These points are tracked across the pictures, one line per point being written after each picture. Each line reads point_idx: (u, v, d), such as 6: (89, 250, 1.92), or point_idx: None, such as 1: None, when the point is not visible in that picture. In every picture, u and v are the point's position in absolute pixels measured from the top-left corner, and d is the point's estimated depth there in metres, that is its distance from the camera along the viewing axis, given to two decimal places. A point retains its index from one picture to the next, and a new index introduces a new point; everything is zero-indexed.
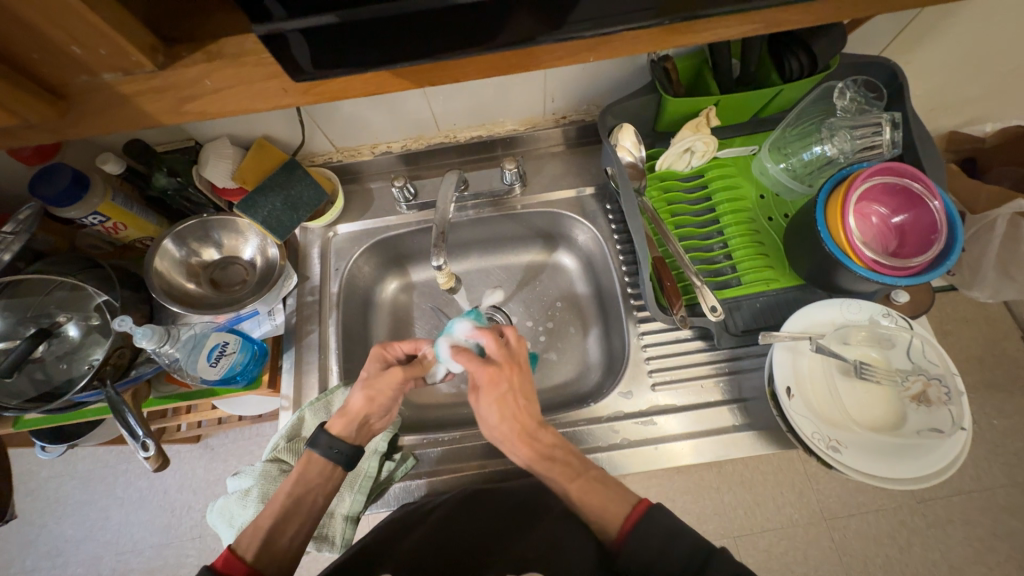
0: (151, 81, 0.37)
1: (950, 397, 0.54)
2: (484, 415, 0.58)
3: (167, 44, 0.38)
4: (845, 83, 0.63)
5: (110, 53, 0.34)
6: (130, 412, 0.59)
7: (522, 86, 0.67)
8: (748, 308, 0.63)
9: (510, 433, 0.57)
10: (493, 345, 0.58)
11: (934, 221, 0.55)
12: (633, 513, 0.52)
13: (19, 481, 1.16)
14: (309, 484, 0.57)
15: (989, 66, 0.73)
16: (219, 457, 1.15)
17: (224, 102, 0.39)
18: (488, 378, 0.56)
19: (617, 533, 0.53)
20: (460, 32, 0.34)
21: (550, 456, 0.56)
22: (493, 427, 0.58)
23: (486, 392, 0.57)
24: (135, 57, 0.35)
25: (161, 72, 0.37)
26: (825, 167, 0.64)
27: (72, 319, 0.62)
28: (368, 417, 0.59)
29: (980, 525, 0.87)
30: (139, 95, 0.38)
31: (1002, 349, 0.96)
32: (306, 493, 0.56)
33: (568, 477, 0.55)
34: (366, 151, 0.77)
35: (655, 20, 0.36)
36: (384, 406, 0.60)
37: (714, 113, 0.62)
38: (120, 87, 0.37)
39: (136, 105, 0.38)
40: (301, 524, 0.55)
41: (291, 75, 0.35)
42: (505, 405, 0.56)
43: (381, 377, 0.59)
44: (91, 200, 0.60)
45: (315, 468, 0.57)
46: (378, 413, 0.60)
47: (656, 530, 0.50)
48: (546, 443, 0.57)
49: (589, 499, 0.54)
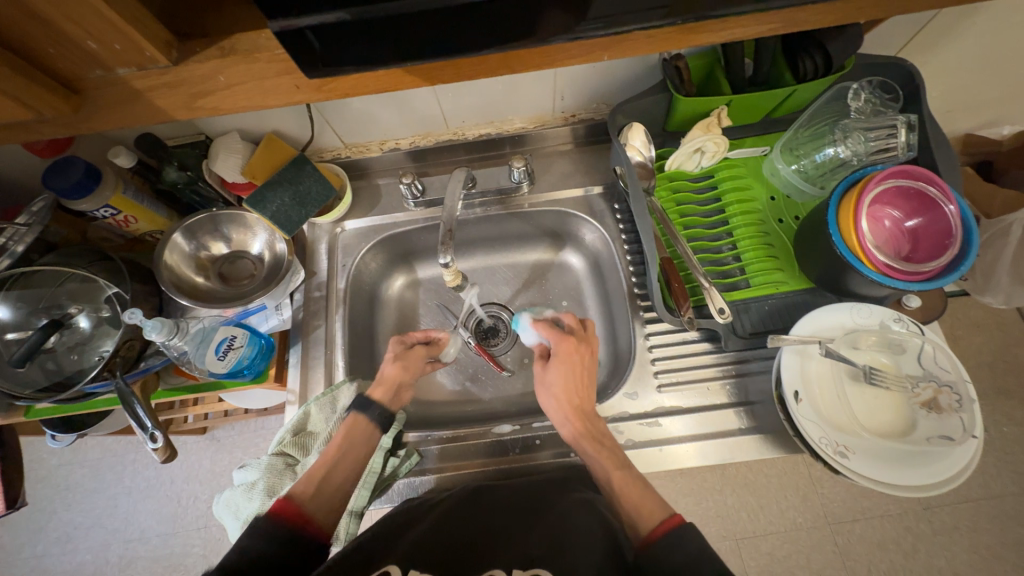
0: (162, 76, 0.37)
1: (961, 405, 0.53)
2: (549, 381, 0.63)
3: (180, 39, 0.38)
4: (859, 83, 0.62)
5: (123, 48, 0.35)
6: (138, 403, 0.59)
7: (532, 83, 0.67)
8: (757, 311, 0.62)
9: (569, 401, 0.61)
10: (569, 322, 0.67)
11: (949, 226, 0.54)
12: (665, 522, 0.49)
13: (30, 468, 1.18)
14: (352, 446, 0.59)
15: (1008, 68, 0.72)
16: (225, 449, 1.17)
17: (235, 98, 0.39)
18: (565, 348, 0.63)
19: (644, 535, 0.50)
20: (474, 29, 0.34)
21: (600, 439, 0.58)
22: (551, 396, 0.62)
23: (558, 360, 0.63)
24: (148, 53, 0.35)
25: (174, 67, 0.37)
26: (838, 169, 0.63)
27: (83, 310, 0.62)
28: (400, 384, 0.64)
29: (986, 533, 0.86)
30: (152, 91, 0.38)
31: (1013, 356, 0.95)
32: (349, 451, 0.58)
33: (614, 465, 0.55)
34: (375, 147, 0.78)
35: (669, 20, 0.35)
36: (413, 376, 0.65)
37: (726, 114, 0.62)
38: (133, 82, 0.37)
39: (148, 100, 0.38)
40: (347, 478, 0.56)
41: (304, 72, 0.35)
42: (576, 373, 0.62)
43: (411, 354, 0.66)
44: (103, 193, 0.60)
45: (359, 430, 0.59)
46: (408, 383, 0.65)
47: (684, 544, 0.46)
48: (595, 424, 0.60)
49: (627, 493, 0.53)
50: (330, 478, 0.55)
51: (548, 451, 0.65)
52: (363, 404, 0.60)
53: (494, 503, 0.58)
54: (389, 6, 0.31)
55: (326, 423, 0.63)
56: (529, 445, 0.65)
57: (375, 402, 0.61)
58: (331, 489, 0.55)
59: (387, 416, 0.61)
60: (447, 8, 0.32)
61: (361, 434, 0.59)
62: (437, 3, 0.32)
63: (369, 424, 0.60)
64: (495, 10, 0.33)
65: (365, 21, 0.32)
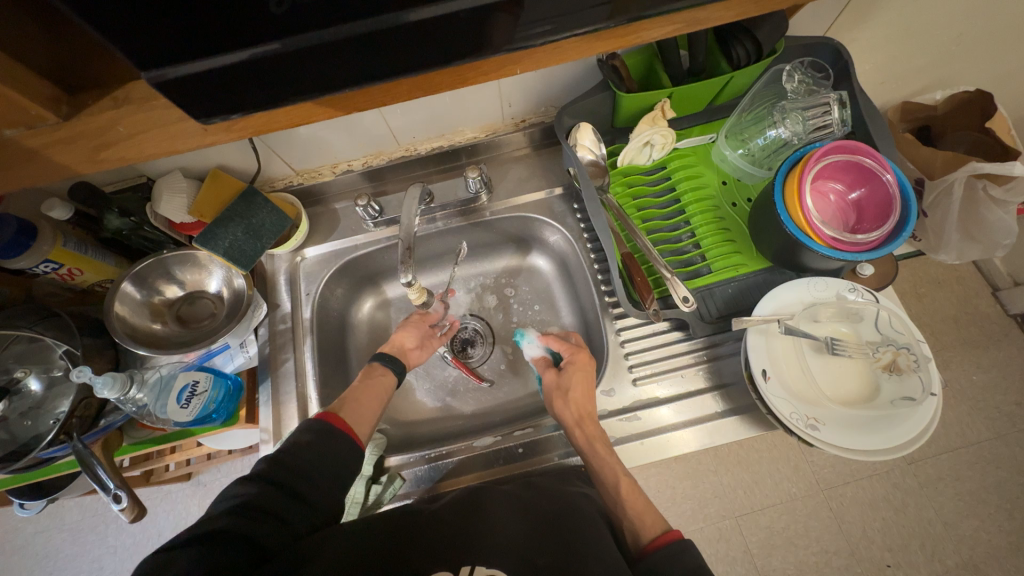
0: (58, 132, 0.36)
1: (919, 364, 0.55)
2: (566, 385, 0.63)
3: (73, 92, 0.37)
4: (792, 65, 0.64)
5: (6, 108, 0.33)
6: (99, 464, 0.56)
7: (478, 94, 0.67)
8: (721, 295, 0.64)
9: (586, 408, 0.61)
10: (577, 339, 0.71)
11: (889, 194, 0.56)
12: (665, 536, 0.51)
13: (6, 539, 1.12)
14: (373, 378, 0.65)
15: (932, 38, 0.75)
16: (213, 493, 1.13)
17: (143, 145, 0.38)
18: (582, 358, 0.66)
19: (646, 543, 0.51)
20: (400, 52, 0.33)
21: (610, 447, 0.59)
22: (567, 401, 0.62)
23: (576, 367, 0.64)
24: (34, 111, 0.34)
25: (67, 122, 0.36)
26: (781, 150, 0.64)
27: (32, 372, 0.60)
28: (404, 345, 0.71)
29: (969, 480, 0.89)
30: (49, 147, 0.37)
31: (973, 307, 0.99)
32: (374, 383, 0.65)
33: (621, 473, 0.57)
34: (327, 171, 0.76)
35: (593, 27, 0.35)
36: (418, 338, 0.73)
37: (668, 106, 0.63)
38: (24, 142, 0.35)
39: (48, 157, 0.37)
40: (375, 398, 0.63)
41: (199, 119, 0.35)
42: (593, 383, 0.64)
43: (411, 320, 0.74)
44: (41, 248, 0.58)
45: (378, 374, 0.66)
46: (412, 343, 0.72)
47: (684, 556, 0.47)
48: (602, 430, 0.61)
49: (631, 501, 0.55)
50: (356, 406, 0.60)
51: (534, 459, 0.64)
52: (382, 356, 0.68)
53: (497, 498, 0.53)
54: (328, 33, 0.30)
55: None
56: (512, 454, 0.65)
57: (385, 353, 0.68)
58: (359, 416, 0.60)
59: (402, 368, 0.68)
60: (383, 32, 0.31)
61: (379, 377, 0.66)
62: (368, 27, 0.31)
63: (386, 370, 0.67)
64: (433, 33, 0.32)
65: (297, 51, 0.31)
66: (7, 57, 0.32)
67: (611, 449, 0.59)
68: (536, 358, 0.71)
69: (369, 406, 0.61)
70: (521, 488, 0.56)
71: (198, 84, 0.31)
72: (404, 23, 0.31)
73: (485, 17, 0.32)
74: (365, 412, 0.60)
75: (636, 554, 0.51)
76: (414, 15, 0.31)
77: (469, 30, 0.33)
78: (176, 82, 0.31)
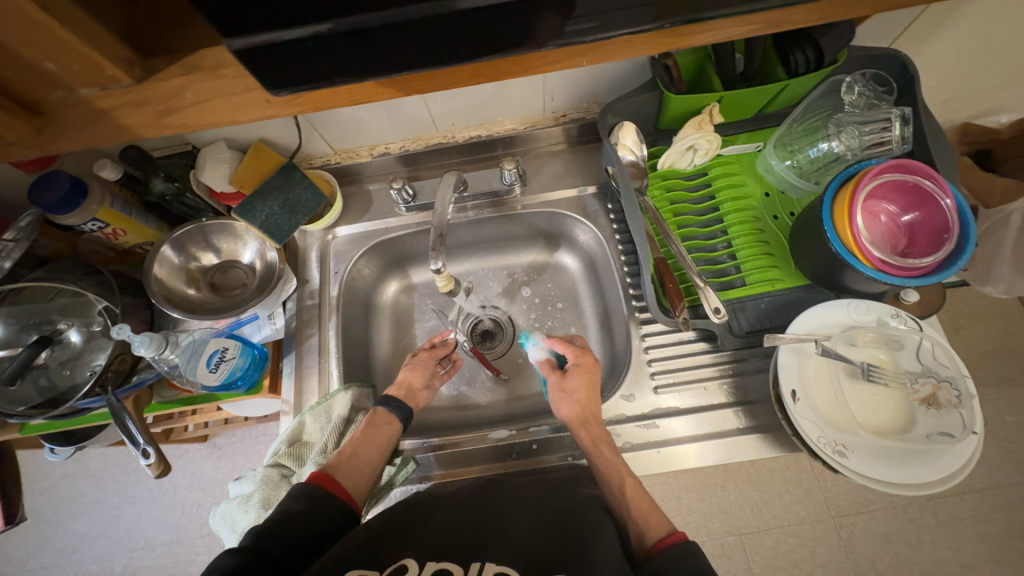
0: (127, 94, 0.37)
1: (960, 401, 0.52)
2: (569, 388, 0.63)
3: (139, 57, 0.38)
4: (853, 77, 0.60)
5: (83, 68, 0.35)
6: (130, 419, 0.59)
7: (521, 85, 0.66)
8: (753, 309, 0.62)
9: (591, 410, 0.61)
10: (583, 341, 0.70)
11: (946, 220, 0.53)
12: (670, 537, 0.50)
13: (33, 480, 1.18)
14: (375, 425, 0.62)
15: (1005, 57, 0.71)
16: (226, 456, 1.16)
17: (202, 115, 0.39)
18: (587, 362, 0.65)
19: (651, 543, 0.51)
20: (457, 39, 0.33)
21: (614, 447, 0.59)
22: (571, 403, 0.62)
23: (581, 369, 0.64)
24: (110, 72, 0.35)
25: (139, 86, 0.37)
26: (832, 164, 0.62)
27: (74, 325, 0.62)
28: (412, 385, 0.68)
29: (992, 524, 0.85)
30: (117, 110, 0.38)
31: (1016, 344, 0.94)
32: (374, 433, 0.61)
33: (623, 474, 0.56)
34: (365, 152, 0.77)
35: (656, 25, 0.34)
36: (425, 378, 0.70)
37: (717, 110, 0.61)
38: (98, 102, 0.37)
39: (114, 120, 0.38)
40: (373, 455, 0.59)
41: (266, 91, 0.35)
42: (596, 387, 0.63)
43: (419, 357, 0.72)
44: (90, 207, 0.60)
45: (381, 422, 0.62)
46: (420, 383, 0.69)
47: (687, 558, 0.46)
48: (608, 432, 0.61)
49: (637, 502, 0.54)
50: (353, 464, 0.58)
51: (547, 458, 0.64)
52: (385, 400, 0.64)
53: (509, 497, 0.53)
54: (390, 14, 0.30)
55: (321, 432, 0.63)
56: (525, 449, 0.65)
57: (392, 397, 0.65)
58: (356, 475, 0.57)
59: (408, 414, 0.64)
60: (441, 17, 0.31)
61: (383, 427, 0.63)
62: (429, 11, 0.30)
63: (390, 417, 0.63)
64: (491, 21, 0.32)
65: (357, 31, 0.31)
66: (87, 18, 0.33)
67: (617, 452, 0.59)
68: (539, 361, 0.69)
69: (368, 459, 0.59)
70: (531, 484, 0.56)
71: (259, 59, 0.31)
72: (457, 10, 0.30)
73: (536, 14, 0.32)
74: (363, 468, 0.58)
75: (640, 555, 0.51)
76: (476, 2, 0.30)
77: (516, 25, 0.32)
78: (237, 55, 0.31)
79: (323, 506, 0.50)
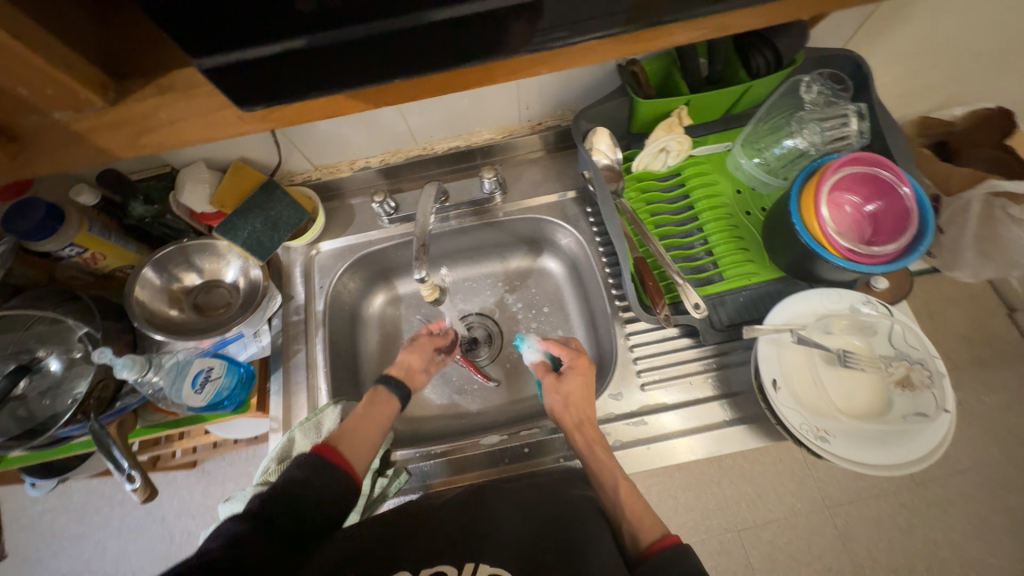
0: (103, 117, 0.38)
1: (932, 380, 0.54)
2: (564, 390, 0.63)
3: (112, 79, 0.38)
4: (810, 76, 0.64)
5: (56, 92, 0.35)
6: (114, 444, 0.58)
7: (496, 96, 0.68)
8: (732, 303, 0.63)
9: (585, 411, 0.61)
10: (577, 343, 0.71)
11: (906, 208, 0.56)
12: (663, 540, 0.50)
13: (13, 518, 1.14)
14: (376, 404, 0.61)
15: (953, 53, 0.75)
16: (216, 481, 1.14)
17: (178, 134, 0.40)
18: (582, 364, 0.66)
19: (646, 545, 0.50)
20: (428, 51, 0.34)
21: (608, 449, 0.59)
22: (566, 405, 0.62)
23: (576, 372, 0.64)
24: (83, 95, 0.36)
25: (112, 108, 0.37)
26: (797, 159, 0.65)
27: (53, 352, 0.61)
28: (411, 367, 0.68)
29: (977, 502, 0.87)
30: (93, 132, 0.38)
31: (987, 326, 0.97)
32: (374, 411, 0.60)
33: (617, 474, 0.56)
34: (345, 167, 0.78)
35: (618, 30, 0.36)
36: (423, 361, 0.69)
37: (685, 114, 0.63)
38: (71, 125, 0.37)
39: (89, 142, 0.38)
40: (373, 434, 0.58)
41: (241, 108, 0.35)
42: (591, 389, 0.64)
43: (419, 340, 0.71)
44: (68, 232, 0.60)
45: (381, 400, 0.62)
46: (419, 366, 0.68)
47: (682, 560, 0.46)
48: (602, 434, 0.61)
49: (631, 503, 0.54)
50: (353, 438, 0.56)
51: (539, 461, 0.64)
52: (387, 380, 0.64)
53: (504, 499, 0.53)
54: (362, 29, 0.31)
55: None
56: (517, 453, 0.65)
57: (392, 376, 0.65)
58: (358, 448, 0.55)
59: (406, 394, 0.64)
60: (412, 31, 0.32)
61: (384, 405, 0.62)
62: (400, 25, 0.32)
63: (390, 397, 0.63)
64: (460, 33, 0.33)
65: (332, 45, 0.32)
66: (59, 42, 0.34)
67: (609, 452, 0.59)
68: (536, 363, 0.70)
69: (369, 435, 0.57)
70: (522, 488, 0.56)
71: (236, 75, 0.32)
72: (428, 24, 0.32)
73: (502, 25, 0.33)
74: (365, 444, 0.56)
75: (636, 556, 0.50)
76: (445, 13, 0.32)
77: (484, 36, 0.34)
78: (215, 72, 0.32)
79: (323, 478, 0.50)
